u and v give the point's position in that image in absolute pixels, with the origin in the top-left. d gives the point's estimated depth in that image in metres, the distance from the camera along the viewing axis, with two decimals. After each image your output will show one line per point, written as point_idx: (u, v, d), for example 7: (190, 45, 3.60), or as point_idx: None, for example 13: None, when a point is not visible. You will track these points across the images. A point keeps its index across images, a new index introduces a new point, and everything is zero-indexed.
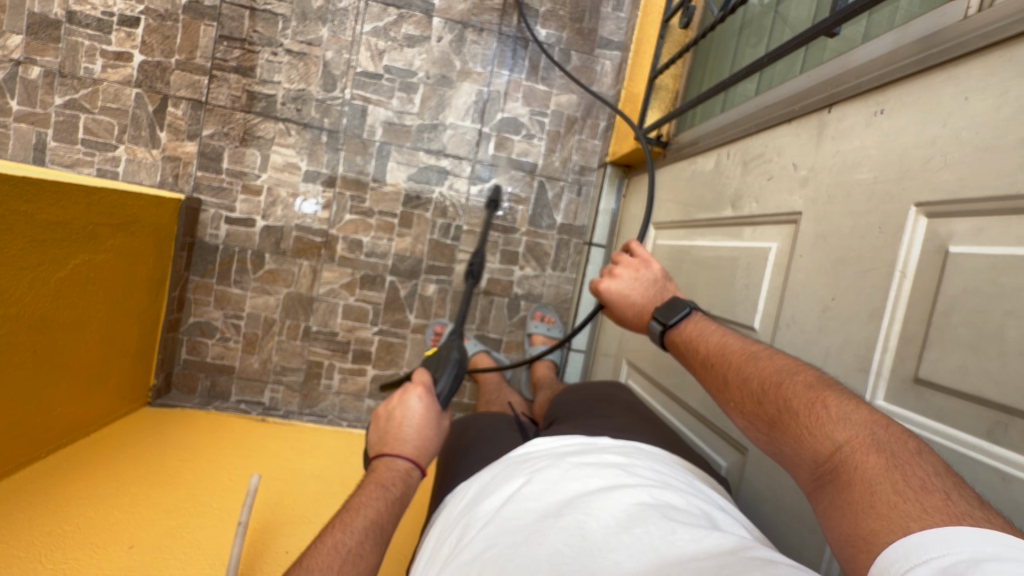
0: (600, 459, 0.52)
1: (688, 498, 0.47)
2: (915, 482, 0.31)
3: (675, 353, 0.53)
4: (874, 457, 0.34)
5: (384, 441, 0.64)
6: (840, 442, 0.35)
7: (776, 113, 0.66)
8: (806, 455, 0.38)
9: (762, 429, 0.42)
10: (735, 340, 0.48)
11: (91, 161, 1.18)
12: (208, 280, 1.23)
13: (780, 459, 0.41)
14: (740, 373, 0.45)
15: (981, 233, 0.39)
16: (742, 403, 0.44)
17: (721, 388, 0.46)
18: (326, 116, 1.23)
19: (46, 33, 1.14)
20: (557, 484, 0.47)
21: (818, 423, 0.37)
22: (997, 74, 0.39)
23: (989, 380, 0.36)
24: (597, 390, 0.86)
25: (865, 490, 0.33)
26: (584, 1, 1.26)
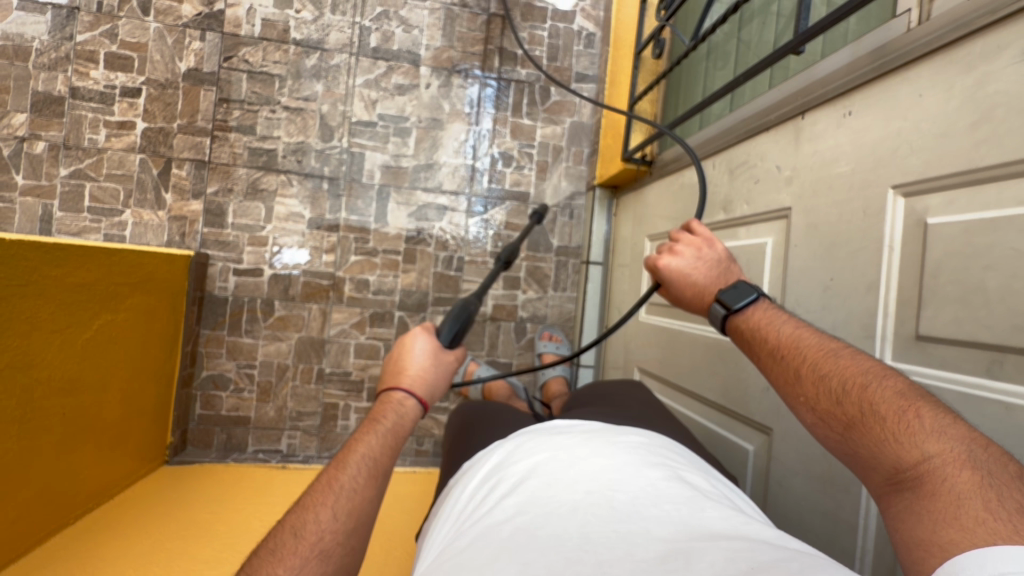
0: (628, 440, 0.55)
1: (707, 482, 0.51)
2: (1011, 504, 0.30)
3: (737, 340, 0.52)
4: (966, 475, 0.33)
5: (384, 375, 0.64)
6: (930, 453, 0.34)
7: (753, 124, 0.75)
8: (885, 460, 0.37)
9: (836, 429, 0.41)
10: (808, 335, 0.47)
11: (98, 227, 1.21)
12: (219, 332, 1.25)
13: (850, 460, 0.40)
14: (817, 369, 0.43)
15: (952, 204, 0.45)
16: (817, 401, 0.42)
17: (789, 385, 0.45)
18: (326, 165, 1.28)
19: (50, 109, 1.18)
20: (590, 461, 0.50)
21: (909, 433, 0.36)
22: (942, 73, 0.47)
23: (980, 326, 0.42)
24: (615, 387, 0.89)
25: (950, 501, 0.32)
26: (558, 41, 1.36)
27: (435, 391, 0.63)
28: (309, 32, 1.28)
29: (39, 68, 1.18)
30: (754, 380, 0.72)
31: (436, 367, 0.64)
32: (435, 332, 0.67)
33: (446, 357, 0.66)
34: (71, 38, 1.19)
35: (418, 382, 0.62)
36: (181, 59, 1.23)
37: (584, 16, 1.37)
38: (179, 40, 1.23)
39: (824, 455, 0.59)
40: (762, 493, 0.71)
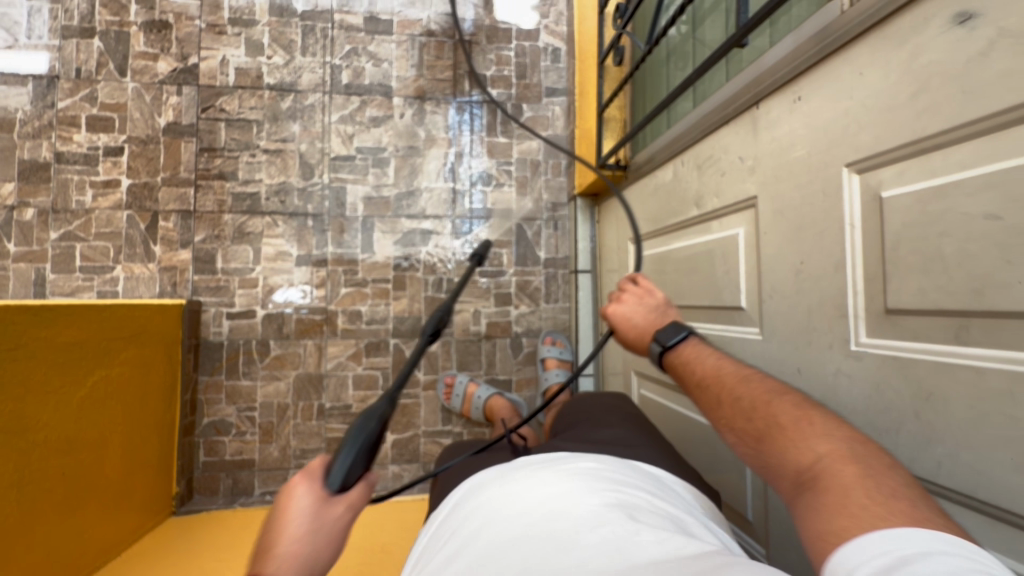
0: (583, 466, 0.54)
1: (656, 504, 0.49)
2: (887, 490, 0.34)
3: (671, 374, 0.55)
4: (851, 470, 0.36)
5: (257, 549, 0.48)
6: (822, 453, 0.38)
7: (714, 119, 0.76)
8: (787, 465, 0.40)
9: (749, 444, 0.44)
10: (725, 362, 0.51)
11: (90, 285, 1.22)
12: (217, 377, 1.25)
13: (763, 473, 0.43)
14: (733, 392, 0.47)
15: (903, 176, 0.45)
16: (730, 421, 0.46)
17: (706, 407, 0.49)
18: (309, 203, 1.30)
19: (36, 176, 1.21)
20: (535, 489, 0.49)
21: (803, 438, 0.39)
22: (878, 50, 0.47)
23: (943, 293, 0.42)
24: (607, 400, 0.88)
25: (840, 493, 0.35)
26: (524, 59, 1.39)
27: (320, 564, 0.48)
28: (282, 75, 1.31)
29: (23, 138, 1.21)
30: None
31: (318, 531, 0.48)
32: (320, 478, 0.50)
33: (334, 514, 0.49)
34: (53, 105, 1.22)
35: (292, 560, 0.46)
36: (160, 114, 1.27)
37: (548, 33, 1.41)
38: (157, 96, 1.27)
39: None
40: (763, 485, 0.69)
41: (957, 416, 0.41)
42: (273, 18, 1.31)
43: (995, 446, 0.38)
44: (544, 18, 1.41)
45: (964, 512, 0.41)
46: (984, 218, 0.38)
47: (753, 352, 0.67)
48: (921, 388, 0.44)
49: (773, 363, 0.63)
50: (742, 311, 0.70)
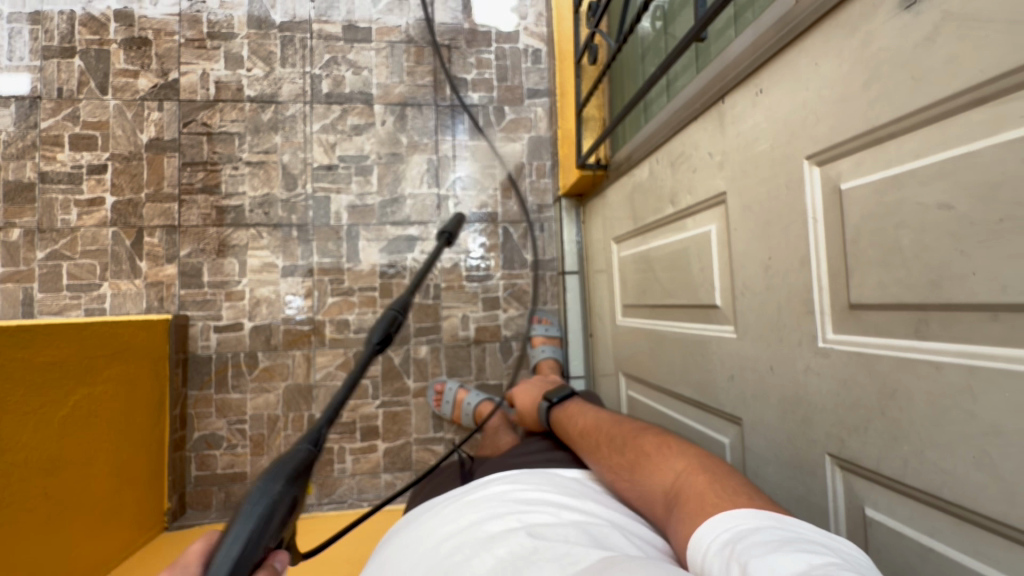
0: (495, 491, 0.54)
1: (566, 517, 0.48)
2: (729, 489, 0.45)
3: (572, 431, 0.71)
4: (700, 480, 0.47)
5: None
6: (677, 471, 0.50)
7: (684, 115, 0.74)
8: (656, 488, 0.51)
9: (627, 477, 0.56)
10: (606, 418, 0.68)
11: (78, 303, 1.22)
12: (207, 391, 1.25)
13: (640, 500, 0.54)
14: (615, 439, 0.61)
15: (861, 166, 0.44)
16: (614, 460, 0.59)
17: (597, 454, 0.63)
18: (294, 213, 1.30)
19: (22, 196, 1.22)
20: (444, 522, 0.50)
21: (664, 461, 0.52)
22: (831, 38, 0.46)
23: (902, 286, 0.40)
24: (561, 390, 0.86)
25: (696, 497, 0.46)
26: (505, 62, 1.39)
27: None
28: (263, 87, 1.31)
29: (8, 159, 1.22)
30: (718, 370, 0.69)
31: None
32: None
33: None
34: (36, 126, 1.23)
35: None
36: (142, 130, 1.27)
37: (528, 34, 1.40)
38: (138, 113, 1.27)
39: (788, 441, 0.55)
40: None
41: (920, 412, 0.39)
42: (252, 30, 1.31)
43: (957, 442, 0.37)
44: (523, 19, 1.40)
45: (931, 511, 0.40)
46: (938, 207, 0.37)
47: (728, 350, 0.66)
48: (885, 385, 0.42)
49: (747, 361, 0.62)
50: (717, 309, 0.69)
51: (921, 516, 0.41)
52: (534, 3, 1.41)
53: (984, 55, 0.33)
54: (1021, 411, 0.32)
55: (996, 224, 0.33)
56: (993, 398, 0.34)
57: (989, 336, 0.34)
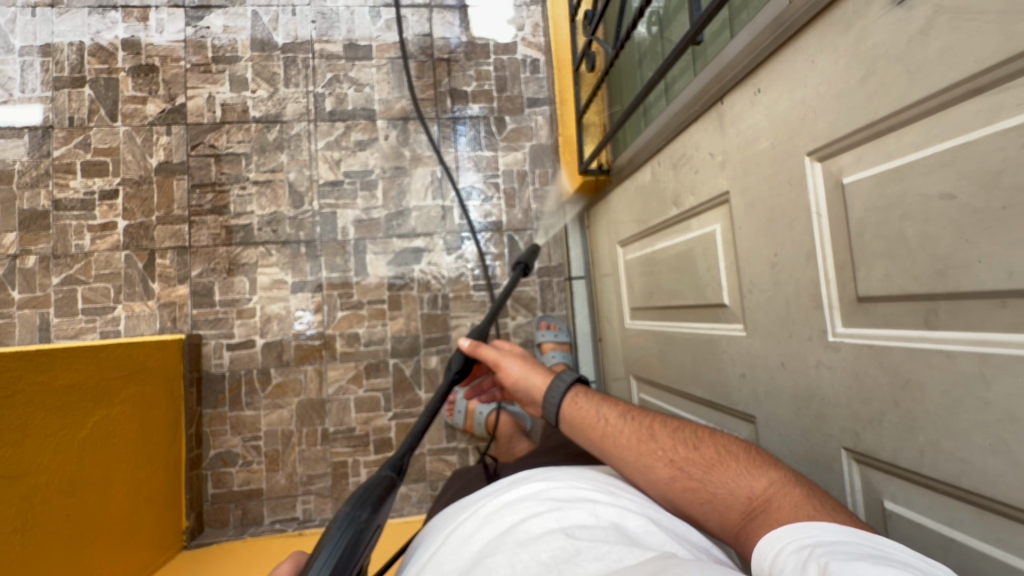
0: (527, 490, 0.53)
1: (600, 512, 0.48)
2: (828, 504, 0.44)
3: (587, 417, 0.63)
4: (794, 493, 0.46)
5: None
6: (773, 478, 0.48)
7: (684, 117, 0.75)
8: (740, 491, 0.49)
9: (699, 473, 0.52)
10: (628, 408, 0.62)
11: (93, 326, 1.24)
12: (221, 409, 1.26)
13: (709, 503, 0.50)
14: (668, 431, 0.57)
15: (862, 160, 0.44)
16: (677, 453, 0.54)
17: (646, 447, 0.56)
18: (301, 230, 1.32)
19: (36, 224, 1.25)
20: (483, 524, 0.50)
21: (757, 465, 0.49)
22: (827, 35, 0.47)
23: (909, 277, 0.41)
24: (530, 376, 0.71)
25: (793, 508, 0.45)
26: (504, 73, 1.41)
27: None
28: (267, 108, 1.34)
29: (22, 188, 1.25)
30: (729, 369, 0.69)
31: None
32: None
33: None
34: (49, 154, 1.26)
35: None
36: (152, 155, 1.30)
37: (526, 45, 1.42)
38: (148, 138, 1.30)
39: (803, 436, 0.54)
40: None
41: (934, 403, 0.39)
42: (255, 52, 1.34)
43: (974, 430, 0.37)
44: (520, 30, 1.42)
45: (950, 503, 0.40)
46: (941, 198, 0.37)
47: (738, 349, 0.66)
48: (897, 376, 0.42)
49: (758, 359, 0.62)
50: (725, 307, 0.69)
51: (940, 507, 0.41)
52: (531, 14, 1.43)
53: (978, 46, 0.34)
54: None
55: (1000, 212, 0.34)
56: (1006, 385, 0.34)
57: (999, 323, 0.35)
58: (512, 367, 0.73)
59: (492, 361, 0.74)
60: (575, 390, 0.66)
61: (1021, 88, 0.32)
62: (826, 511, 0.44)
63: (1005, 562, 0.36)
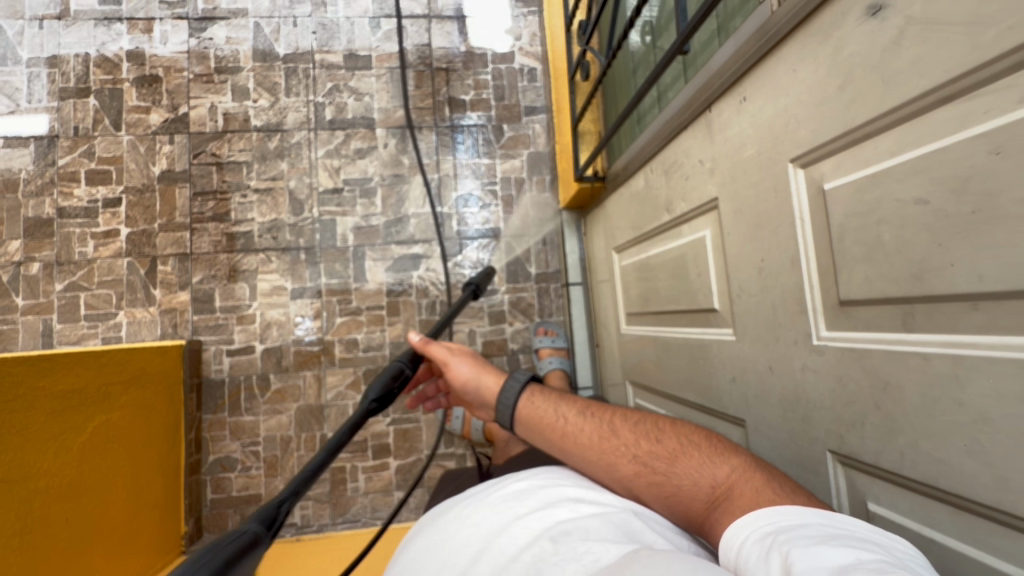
0: (511, 489, 0.54)
1: (580, 508, 0.49)
2: (786, 488, 0.46)
3: (542, 418, 0.60)
4: (755, 478, 0.47)
5: None
6: (734, 464, 0.49)
7: (674, 125, 0.76)
8: (703, 480, 0.50)
9: (663, 465, 0.52)
10: (581, 403, 0.60)
11: (95, 332, 1.26)
12: (220, 414, 1.27)
13: (673, 494, 0.51)
14: (626, 426, 0.56)
15: (841, 167, 0.45)
16: (640, 448, 0.54)
17: (609, 444, 0.55)
18: (301, 237, 1.33)
19: (41, 232, 1.27)
20: (467, 523, 0.51)
21: (719, 453, 0.51)
22: (807, 45, 0.48)
23: (887, 281, 0.41)
24: (484, 377, 0.64)
25: (752, 494, 0.46)
26: (502, 82, 1.43)
27: None
28: (268, 117, 1.36)
29: (27, 197, 1.27)
30: (720, 373, 0.69)
31: None
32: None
33: None
34: (54, 163, 1.28)
35: None
36: (155, 163, 1.32)
37: (523, 54, 1.44)
38: (151, 147, 1.32)
39: (791, 439, 0.55)
40: None
41: (913, 405, 0.40)
42: (257, 63, 1.36)
43: (950, 431, 0.37)
44: (518, 40, 1.44)
45: (930, 504, 0.40)
46: (915, 203, 0.38)
47: (728, 353, 0.66)
48: (878, 378, 0.43)
49: (747, 363, 0.62)
50: (716, 312, 0.70)
51: (921, 508, 0.41)
52: (528, 24, 1.45)
53: (946, 56, 0.35)
54: (1006, 397, 0.33)
55: (969, 216, 0.34)
56: (979, 386, 0.35)
57: (971, 325, 0.35)
58: (462, 367, 0.65)
59: (440, 361, 0.65)
60: (530, 390, 0.62)
61: (987, 97, 0.33)
62: (788, 494, 0.45)
63: (984, 562, 0.36)
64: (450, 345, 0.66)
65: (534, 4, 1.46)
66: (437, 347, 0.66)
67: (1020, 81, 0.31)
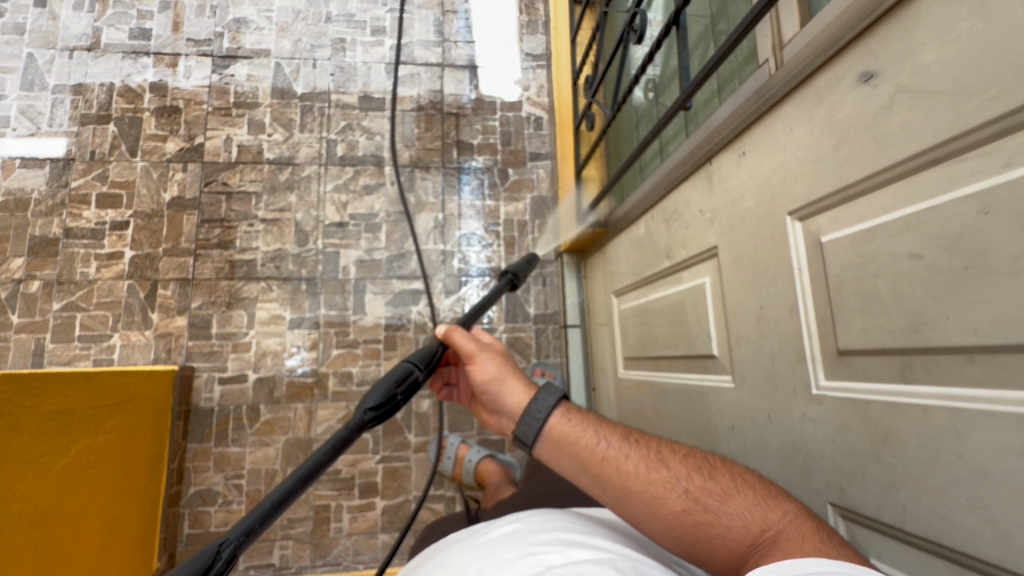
0: (499, 533, 0.53)
1: (572, 552, 0.47)
2: (835, 539, 0.44)
3: (577, 441, 0.55)
4: (806, 526, 0.45)
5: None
6: (790, 510, 0.47)
7: (675, 176, 0.80)
8: (754, 521, 0.47)
9: (715, 502, 0.49)
10: (617, 430, 0.56)
11: (88, 353, 1.24)
12: (206, 444, 1.24)
13: (721, 535, 0.48)
14: (673, 458, 0.52)
15: (837, 220, 0.47)
16: (692, 482, 0.50)
17: (658, 476, 0.51)
18: (304, 267, 1.35)
19: (46, 250, 1.27)
20: (449, 570, 0.49)
21: (774, 495, 0.48)
22: (803, 105, 0.51)
23: (884, 331, 0.42)
24: (505, 382, 0.63)
25: (801, 539, 0.44)
26: (508, 128, 1.48)
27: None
28: (281, 151, 1.40)
29: (36, 215, 1.29)
30: (718, 421, 0.69)
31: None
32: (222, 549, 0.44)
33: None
34: (67, 185, 1.31)
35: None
36: (166, 190, 1.35)
37: (531, 104, 1.51)
38: (163, 174, 1.36)
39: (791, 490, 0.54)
40: None
41: (912, 456, 0.40)
42: (275, 99, 1.42)
43: (951, 484, 0.37)
44: (526, 91, 1.51)
45: (932, 560, 0.40)
46: (909, 257, 0.40)
47: (727, 400, 0.66)
48: (877, 430, 0.43)
49: (746, 411, 0.62)
50: (715, 358, 0.70)
51: (925, 565, 0.40)
52: (536, 76, 1.53)
53: (933, 121, 0.37)
54: (1004, 450, 0.33)
55: (962, 271, 0.36)
56: (977, 439, 0.35)
57: (968, 378, 0.36)
58: (489, 365, 0.65)
59: (468, 353, 0.66)
60: (563, 407, 0.58)
61: (974, 160, 0.35)
62: (836, 546, 0.43)
63: None
64: (483, 343, 0.68)
65: (542, 59, 1.54)
66: (471, 340, 0.68)
67: (1004, 147, 0.33)
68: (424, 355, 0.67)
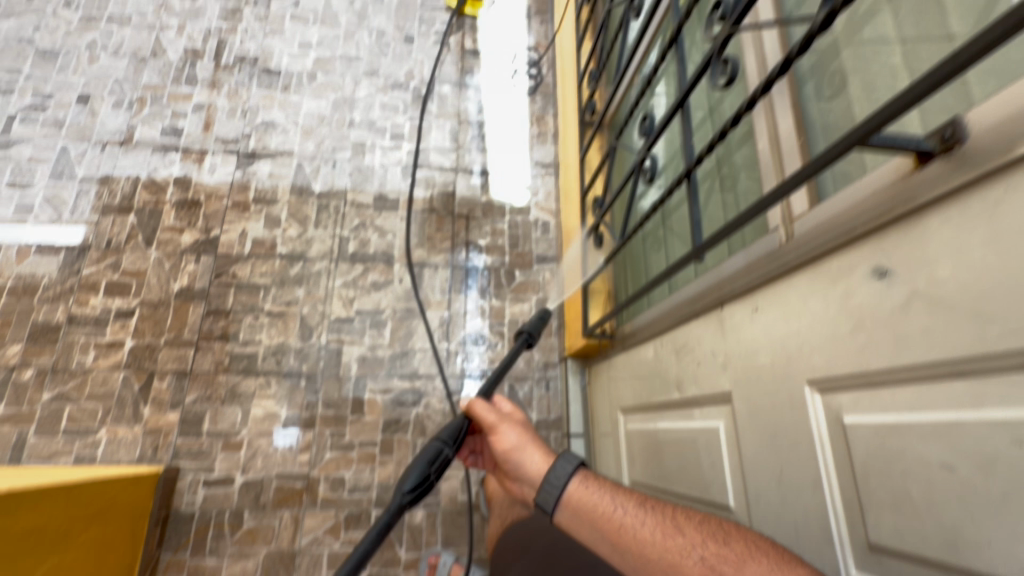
0: None
1: None
2: None
3: (595, 507, 0.57)
4: None
5: None
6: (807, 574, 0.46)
7: (685, 311, 0.81)
8: None
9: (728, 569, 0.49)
10: (633, 495, 0.58)
11: (70, 448, 1.19)
12: (181, 554, 1.16)
13: None
14: (688, 525, 0.54)
15: (859, 404, 0.47)
16: (707, 549, 0.51)
17: (674, 542, 0.53)
18: (305, 362, 1.33)
19: (46, 337, 1.26)
20: None
21: (788, 561, 0.48)
22: (816, 280, 0.52)
23: (919, 537, 0.41)
24: (527, 451, 0.63)
25: None
26: (517, 231, 1.53)
27: None
28: (293, 246, 1.43)
29: (42, 301, 1.29)
30: None
31: None
32: None
33: None
34: (78, 272, 1.32)
35: None
36: (176, 280, 1.36)
37: (539, 209, 1.57)
38: (175, 264, 1.37)
39: None
40: None
41: None
42: (293, 196, 1.47)
43: None
44: (535, 196, 1.58)
45: None
46: (942, 466, 0.39)
47: None
48: None
49: None
50: (731, 511, 0.67)
51: None
52: (545, 183, 1.60)
53: (954, 336, 0.38)
54: None
55: (1001, 498, 0.35)
56: None
57: None
58: (510, 435, 0.65)
59: (490, 425, 0.66)
60: (581, 474, 0.59)
61: (1001, 386, 0.35)
62: None
63: None
64: (505, 413, 0.67)
65: (551, 167, 1.62)
66: (493, 411, 0.67)
67: None
68: (453, 431, 0.69)
